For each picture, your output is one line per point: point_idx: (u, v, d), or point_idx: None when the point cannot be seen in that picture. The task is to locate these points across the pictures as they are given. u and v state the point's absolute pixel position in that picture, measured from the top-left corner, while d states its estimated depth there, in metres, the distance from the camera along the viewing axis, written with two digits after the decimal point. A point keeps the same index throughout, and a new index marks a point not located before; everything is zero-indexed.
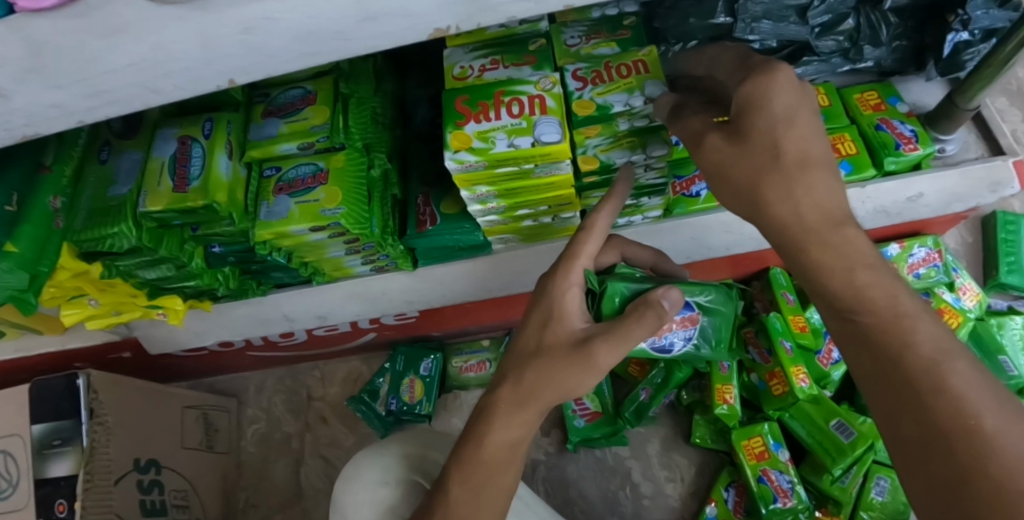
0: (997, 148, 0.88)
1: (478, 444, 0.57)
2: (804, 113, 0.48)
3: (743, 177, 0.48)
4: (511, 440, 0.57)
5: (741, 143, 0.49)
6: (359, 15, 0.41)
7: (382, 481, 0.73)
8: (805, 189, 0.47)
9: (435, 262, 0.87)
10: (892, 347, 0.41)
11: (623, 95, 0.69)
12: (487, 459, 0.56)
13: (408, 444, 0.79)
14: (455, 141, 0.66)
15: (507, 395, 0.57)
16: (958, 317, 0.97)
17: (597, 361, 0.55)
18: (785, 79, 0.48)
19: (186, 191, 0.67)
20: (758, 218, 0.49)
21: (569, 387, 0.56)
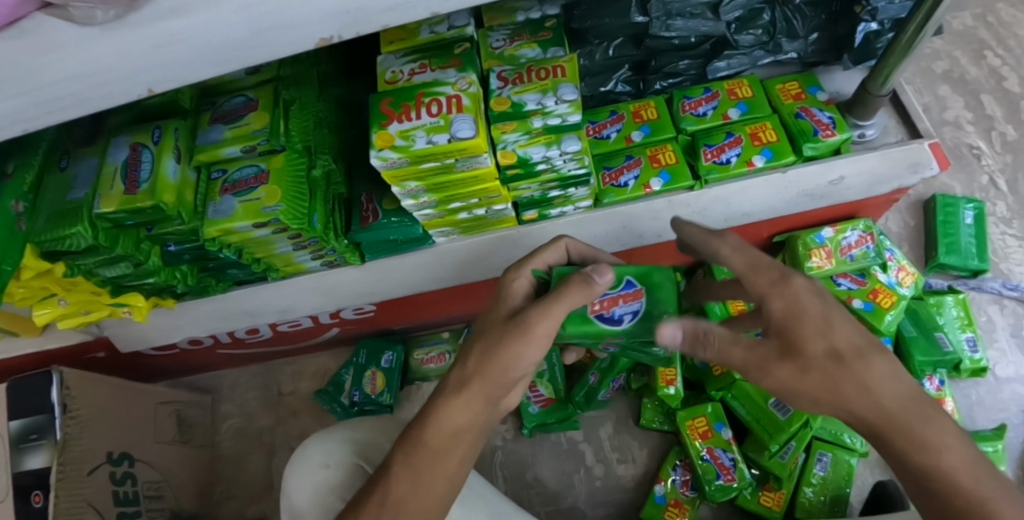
0: (916, 132, 0.92)
1: (423, 428, 0.58)
2: (837, 315, 0.49)
3: (813, 391, 0.48)
4: (454, 425, 0.58)
5: (794, 355, 0.49)
6: (255, 28, 0.47)
7: (326, 464, 0.78)
8: (874, 385, 0.47)
9: (382, 255, 0.92)
10: (962, 495, 0.44)
11: (538, 94, 0.75)
12: (431, 441, 0.57)
13: (359, 431, 0.83)
14: (380, 141, 0.71)
15: (452, 379, 0.60)
16: (891, 298, 1.00)
17: (529, 328, 0.58)
18: (803, 284, 0.51)
19: (135, 193, 0.73)
20: (840, 417, 0.48)
21: (508, 365, 0.58)
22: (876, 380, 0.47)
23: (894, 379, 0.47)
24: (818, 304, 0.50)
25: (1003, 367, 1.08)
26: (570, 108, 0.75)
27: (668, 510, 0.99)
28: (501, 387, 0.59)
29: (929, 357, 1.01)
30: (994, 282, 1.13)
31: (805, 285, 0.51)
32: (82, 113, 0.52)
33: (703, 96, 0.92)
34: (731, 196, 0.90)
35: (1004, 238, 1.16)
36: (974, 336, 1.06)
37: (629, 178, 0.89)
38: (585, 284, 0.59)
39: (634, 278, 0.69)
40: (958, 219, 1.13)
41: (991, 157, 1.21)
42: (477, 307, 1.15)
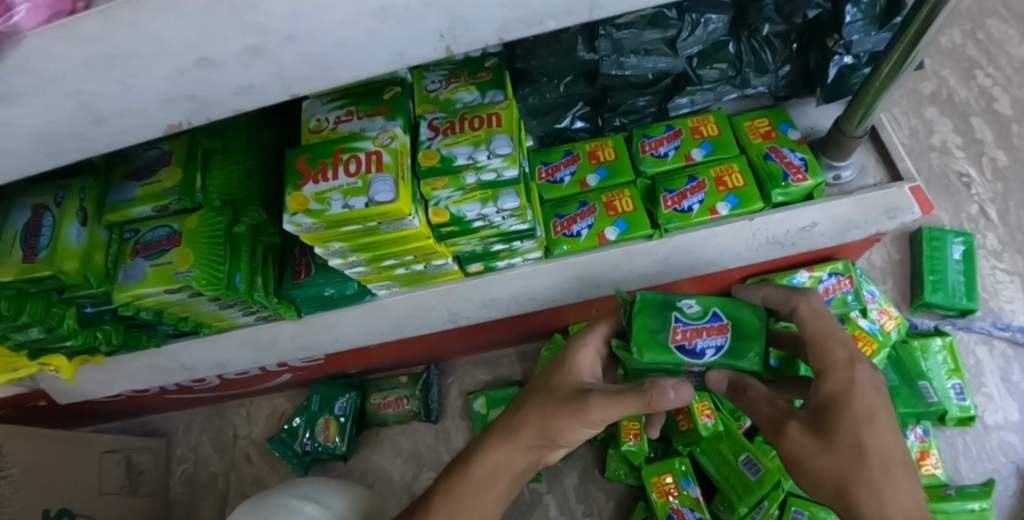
0: (895, 173, 0.84)
1: (468, 462, 0.67)
2: (882, 414, 0.54)
3: (829, 475, 0.54)
4: (495, 464, 0.66)
5: (825, 439, 0.54)
6: (90, 117, 0.41)
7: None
8: (889, 490, 0.53)
9: (319, 309, 0.86)
10: None
11: (469, 147, 0.68)
12: (471, 476, 0.66)
13: (301, 498, 0.84)
14: (294, 204, 0.65)
15: (505, 427, 0.67)
16: (871, 344, 0.93)
17: (584, 414, 0.60)
18: (864, 376, 0.54)
19: (34, 261, 0.67)
20: (841, 502, 0.55)
21: (554, 429, 0.63)
22: (890, 488, 0.53)
23: (904, 485, 0.53)
24: (872, 397, 0.53)
25: (991, 413, 1.01)
26: (505, 162, 0.67)
27: None
28: (543, 443, 0.65)
29: (911, 409, 0.93)
30: (983, 321, 1.06)
31: (867, 375, 0.54)
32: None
33: (665, 135, 0.85)
34: (691, 244, 0.84)
35: (995, 272, 1.09)
36: (961, 383, 0.99)
37: (582, 227, 0.83)
38: (653, 399, 0.54)
39: (721, 311, 0.60)
40: (945, 255, 1.06)
41: (980, 186, 1.14)
42: (435, 350, 1.09)
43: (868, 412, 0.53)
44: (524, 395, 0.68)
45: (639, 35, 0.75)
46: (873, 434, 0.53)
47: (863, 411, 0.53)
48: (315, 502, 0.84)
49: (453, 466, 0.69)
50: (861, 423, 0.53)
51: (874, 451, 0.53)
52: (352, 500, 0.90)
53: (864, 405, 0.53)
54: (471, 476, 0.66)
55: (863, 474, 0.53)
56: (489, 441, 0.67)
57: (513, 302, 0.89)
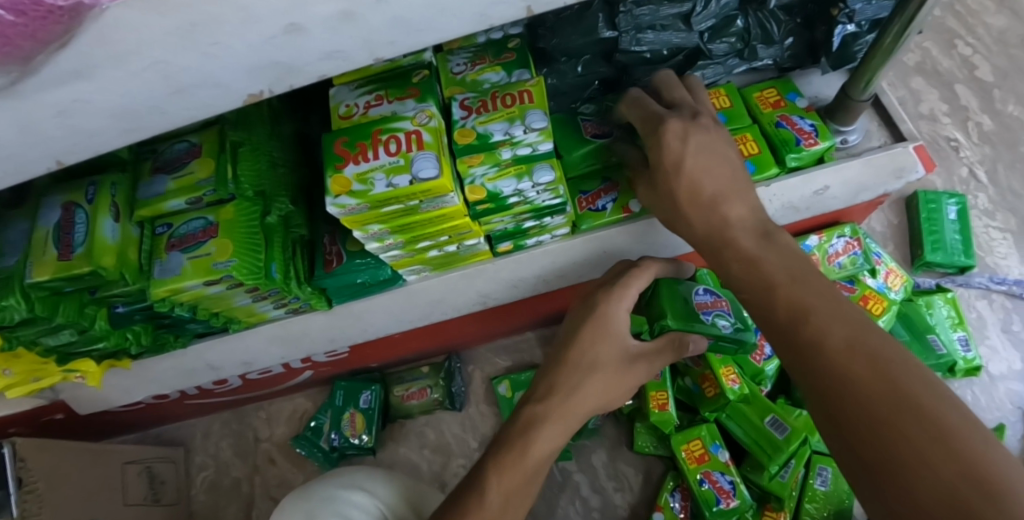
0: (898, 135, 0.89)
1: (524, 453, 0.66)
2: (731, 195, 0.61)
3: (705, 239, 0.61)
4: (545, 452, 0.68)
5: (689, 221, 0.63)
6: (167, 91, 0.42)
7: None
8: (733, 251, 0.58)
9: (350, 298, 0.86)
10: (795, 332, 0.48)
11: (505, 124, 0.70)
12: (526, 468, 0.66)
13: (350, 490, 0.80)
14: (336, 186, 0.65)
15: (556, 411, 0.68)
16: (881, 303, 0.98)
17: (633, 376, 0.72)
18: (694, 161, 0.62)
19: (71, 258, 0.66)
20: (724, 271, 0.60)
21: (605, 400, 0.71)
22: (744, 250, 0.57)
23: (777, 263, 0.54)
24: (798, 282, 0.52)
25: (996, 364, 1.06)
26: (540, 136, 0.70)
27: None
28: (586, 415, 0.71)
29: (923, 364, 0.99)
30: (981, 277, 1.11)
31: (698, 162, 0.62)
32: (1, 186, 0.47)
33: None
34: None
35: (988, 230, 1.15)
36: (966, 335, 1.04)
37: (607, 201, 0.84)
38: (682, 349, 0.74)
39: None
40: (942, 215, 1.11)
41: (968, 149, 1.21)
42: (458, 339, 1.09)
43: (795, 312, 0.49)
44: (562, 374, 0.70)
45: (657, 11, 0.77)
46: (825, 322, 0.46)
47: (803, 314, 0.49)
48: (367, 497, 0.80)
49: (491, 457, 0.67)
50: (792, 310, 0.49)
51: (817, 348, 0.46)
52: (400, 488, 0.85)
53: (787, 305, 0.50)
54: (525, 467, 0.66)
55: (723, 242, 0.59)
56: (539, 429, 0.67)
57: (541, 279, 0.91)
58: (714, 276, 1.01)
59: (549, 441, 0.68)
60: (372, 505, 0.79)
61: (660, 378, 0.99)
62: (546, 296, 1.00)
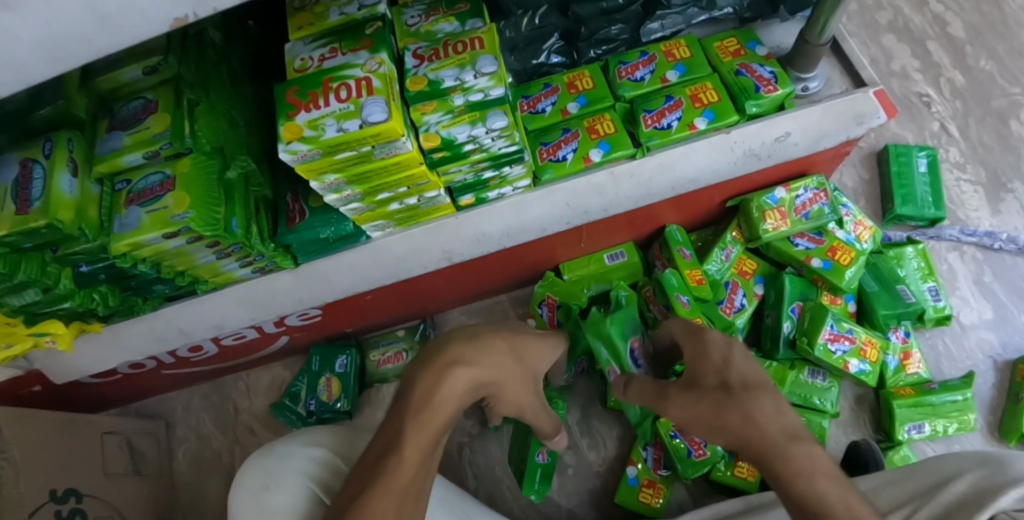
0: (859, 81, 0.89)
1: (428, 404, 0.62)
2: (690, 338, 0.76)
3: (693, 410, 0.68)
4: (449, 399, 0.64)
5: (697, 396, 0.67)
6: (91, 18, 0.42)
7: (265, 482, 0.75)
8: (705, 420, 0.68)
9: (316, 256, 0.88)
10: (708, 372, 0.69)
11: (455, 70, 0.70)
12: (436, 425, 0.62)
13: (307, 448, 0.81)
14: (288, 133, 0.66)
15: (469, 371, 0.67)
16: (849, 254, 0.99)
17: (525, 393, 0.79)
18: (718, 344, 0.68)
19: (27, 212, 0.66)
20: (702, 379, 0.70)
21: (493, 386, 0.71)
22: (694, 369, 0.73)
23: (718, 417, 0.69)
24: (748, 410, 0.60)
25: (967, 314, 1.07)
26: (491, 81, 0.70)
27: (642, 491, 0.97)
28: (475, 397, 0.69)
29: (892, 311, 0.99)
30: (951, 229, 1.11)
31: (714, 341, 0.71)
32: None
33: (640, 60, 0.89)
34: (657, 169, 0.86)
35: (959, 184, 1.15)
36: (936, 286, 1.04)
37: (568, 152, 0.85)
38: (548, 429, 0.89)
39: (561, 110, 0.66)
40: (911, 168, 1.11)
41: (940, 104, 1.20)
42: (431, 302, 1.10)
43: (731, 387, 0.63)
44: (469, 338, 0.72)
45: None
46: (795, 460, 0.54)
47: (712, 361, 0.69)
48: (325, 455, 0.81)
49: (401, 415, 0.62)
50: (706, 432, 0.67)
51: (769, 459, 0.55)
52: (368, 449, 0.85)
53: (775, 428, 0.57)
54: (432, 424, 0.62)
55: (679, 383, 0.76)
56: (450, 379, 0.65)
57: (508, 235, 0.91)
58: (682, 231, 1.02)
59: (461, 387, 0.66)
60: (326, 463, 0.80)
61: (631, 332, 0.98)
62: (512, 254, 1.00)
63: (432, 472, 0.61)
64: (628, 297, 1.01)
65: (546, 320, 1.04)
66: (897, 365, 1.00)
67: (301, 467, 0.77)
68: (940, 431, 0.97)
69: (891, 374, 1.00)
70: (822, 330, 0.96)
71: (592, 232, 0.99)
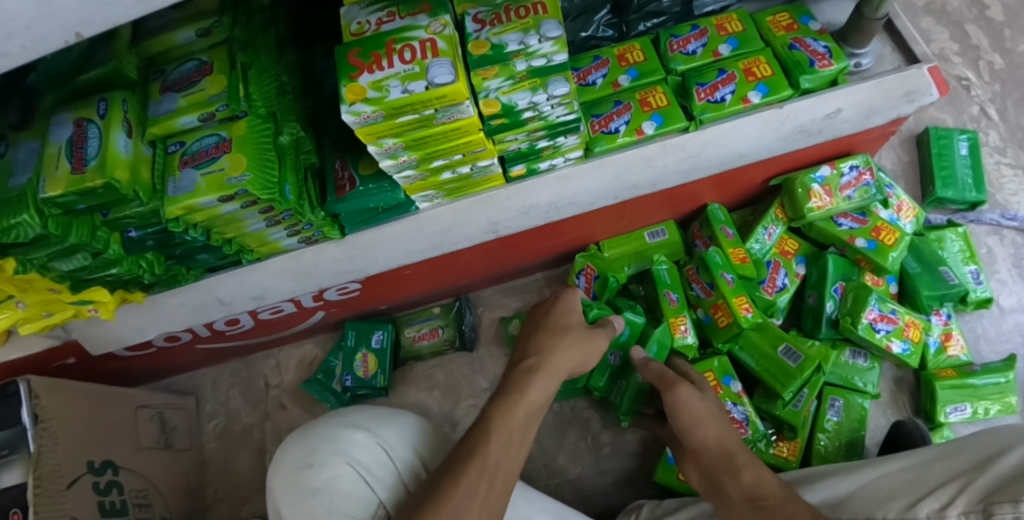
0: (912, 57, 0.88)
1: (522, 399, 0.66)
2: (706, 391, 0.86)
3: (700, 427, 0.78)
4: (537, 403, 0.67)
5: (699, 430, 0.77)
6: None
7: (307, 461, 0.73)
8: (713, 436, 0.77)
9: (361, 226, 0.87)
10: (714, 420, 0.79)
11: (519, 34, 0.68)
12: (521, 415, 0.64)
13: (353, 430, 0.75)
14: (350, 94, 0.64)
15: (552, 367, 0.71)
16: (894, 234, 0.98)
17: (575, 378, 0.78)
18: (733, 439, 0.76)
19: (83, 172, 0.65)
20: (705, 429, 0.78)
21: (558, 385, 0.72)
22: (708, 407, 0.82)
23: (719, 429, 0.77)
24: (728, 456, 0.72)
25: (1006, 296, 1.06)
26: (555, 46, 0.68)
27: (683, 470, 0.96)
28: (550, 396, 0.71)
29: (935, 292, 0.99)
30: (992, 213, 1.11)
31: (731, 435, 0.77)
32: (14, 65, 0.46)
33: (691, 34, 0.88)
34: (707, 143, 0.86)
35: (999, 167, 1.15)
36: (978, 269, 1.03)
37: (620, 124, 0.84)
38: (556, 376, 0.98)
39: None
40: (952, 151, 1.10)
41: (979, 88, 1.20)
42: (467, 278, 1.10)
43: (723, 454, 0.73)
44: (545, 336, 0.76)
45: None
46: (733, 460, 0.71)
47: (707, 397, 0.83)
48: (372, 438, 0.75)
49: (491, 410, 0.65)
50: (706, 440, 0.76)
51: (683, 414, 0.79)
52: (409, 430, 0.80)
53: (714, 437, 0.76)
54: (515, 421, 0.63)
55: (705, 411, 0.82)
56: (535, 377, 0.69)
57: (555, 208, 0.90)
58: (724, 209, 1.01)
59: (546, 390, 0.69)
60: (372, 444, 0.75)
61: (677, 304, 0.98)
62: (555, 229, 0.99)
63: (520, 464, 0.62)
64: (669, 271, 1.01)
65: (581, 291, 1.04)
66: (937, 346, 1.00)
67: (344, 448, 0.73)
68: (983, 413, 0.96)
69: (933, 355, 1.00)
70: (866, 310, 0.95)
71: (633, 209, 0.99)
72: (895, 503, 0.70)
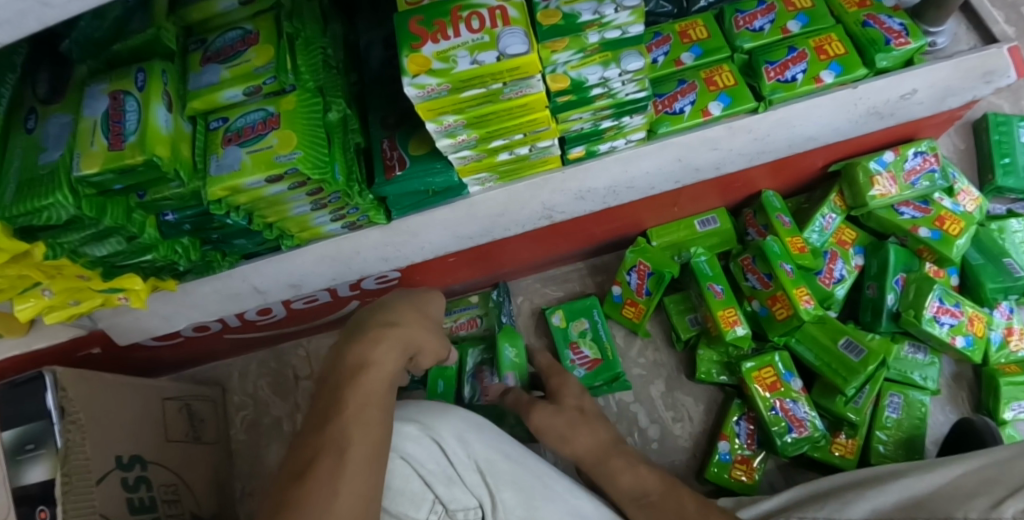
0: (989, 37, 0.84)
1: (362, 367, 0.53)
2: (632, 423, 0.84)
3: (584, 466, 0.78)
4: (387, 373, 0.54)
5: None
6: None
7: None
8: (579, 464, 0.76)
9: (409, 211, 0.82)
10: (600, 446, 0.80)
11: (592, 2, 0.62)
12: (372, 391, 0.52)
13: (408, 422, 0.72)
14: (413, 65, 0.59)
15: (400, 332, 0.57)
16: (959, 224, 0.93)
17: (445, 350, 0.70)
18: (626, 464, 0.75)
19: (122, 148, 0.60)
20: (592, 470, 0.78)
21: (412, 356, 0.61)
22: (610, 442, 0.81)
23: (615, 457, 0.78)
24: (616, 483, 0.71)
25: None
26: (631, 16, 0.63)
27: (735, 467, 0.93)
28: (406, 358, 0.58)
29: (999, 284, 0.95)
30: None
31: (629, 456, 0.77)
32: (43, 20, 0.36)
33: (757, 9, 0.83)
34: (777, 126, 0.81)
35: None
36: None
37: (685, 104, 0.79)
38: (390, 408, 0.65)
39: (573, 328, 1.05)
40: (1013, 138, 1.05)
41: None
42: (508, 267, 1.05)
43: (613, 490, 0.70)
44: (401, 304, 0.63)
45: None
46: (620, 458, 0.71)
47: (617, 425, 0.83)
48: (424, 431, 0.72)
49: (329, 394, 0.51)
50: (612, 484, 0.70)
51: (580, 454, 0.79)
52: (460, 422, 0.74)
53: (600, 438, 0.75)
54: (359, 398, 0.51)
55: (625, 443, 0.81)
56: (383, 343, 0.55)
57: (612, 192, 0.86)
58: (780, 196, 0.96)
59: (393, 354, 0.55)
60: (431, 442, 0.71)
61: (723, 296, 0.94)
62: (604, 216, 0.95)
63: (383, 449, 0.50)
64: (708, 263, 0.97)
65: (632, 287, 1.01)
66: (1001, 341, 0.96)
67: (395, 441, 0.70)
68: None
69: (994, 350, 0.96)
70: (928, 302, 0.91)
71: (687, 193, 0.94)
72: (977, 502, 0.65)
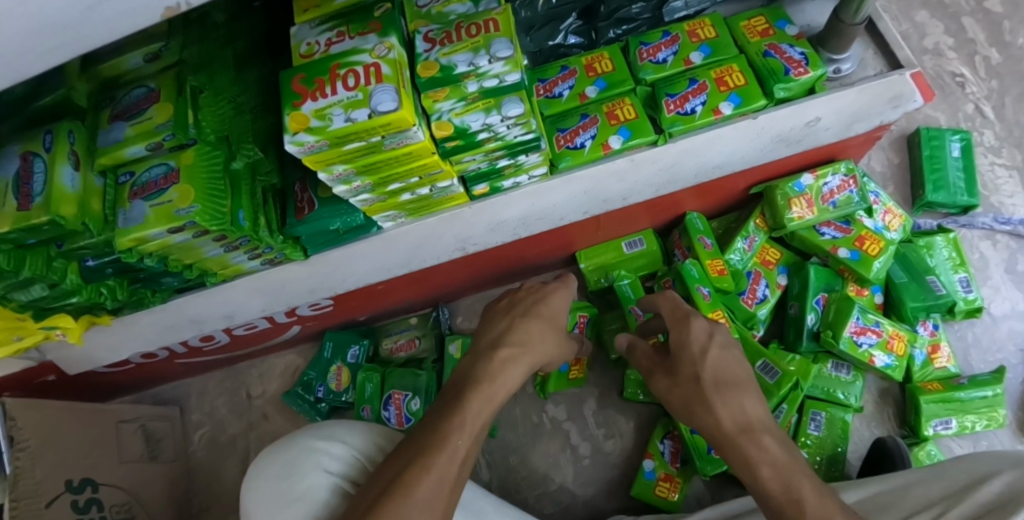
0: (895, 62, 0.84)
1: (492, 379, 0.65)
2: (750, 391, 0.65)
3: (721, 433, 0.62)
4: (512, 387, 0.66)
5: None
6: (84, 2, 0.34)
7: (292, 472, 0.64)
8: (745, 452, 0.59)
9: (326, 247, 0.86)
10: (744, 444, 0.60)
11: (468, 54, 0.66)
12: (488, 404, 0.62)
13: (333, 442, 0.67)
14: (294, 123, 0.62)
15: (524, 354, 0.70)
16: (878, 243, 0.94)
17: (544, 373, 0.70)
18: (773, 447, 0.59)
19: (28, 209, 0.64)
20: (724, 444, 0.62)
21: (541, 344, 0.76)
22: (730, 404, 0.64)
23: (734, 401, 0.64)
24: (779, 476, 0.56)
25: (998, 304, 1.02)
26: (507, 66, 0.66)
27: (658, 485, 0.96)
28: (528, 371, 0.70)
29: (920, 303, 0.95)
30: (984, 217, 1.06)
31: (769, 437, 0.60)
32: None
33: (662, 41, 0.84)
34: (681, 154, 0.83)
35: (994, 168, 1.09)
36: (968, 276, 0.98)
37: (586, 139, 0.82)
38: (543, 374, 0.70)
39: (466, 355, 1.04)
40: (944, 152, 1.05)
41: (974, 84, 1.14)
42: (446, 288, 1.09)
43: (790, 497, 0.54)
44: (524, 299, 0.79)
45: None
46: (751, 449, 0.59)
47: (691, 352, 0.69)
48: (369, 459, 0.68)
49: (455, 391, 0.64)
50: (767, 471, 0.57)
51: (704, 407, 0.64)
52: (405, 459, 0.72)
53: (731, 419, 0.62)
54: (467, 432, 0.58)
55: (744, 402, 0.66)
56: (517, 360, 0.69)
57: (522, 224, 0.89)
58: (703, 219, 0.98)
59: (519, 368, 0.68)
60: (355, 463, 0.66)
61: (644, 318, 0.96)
62: (529, 242, 0.97)
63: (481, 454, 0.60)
64: (631, 286, 1.00)
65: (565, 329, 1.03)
66: (924, 359, 0.97)
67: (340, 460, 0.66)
68: (968, 427, 0.93)
69: (918, 368, 0.97)
70: (847, 323, 0.92)
71: (609, 219, 0.96)
72: None
